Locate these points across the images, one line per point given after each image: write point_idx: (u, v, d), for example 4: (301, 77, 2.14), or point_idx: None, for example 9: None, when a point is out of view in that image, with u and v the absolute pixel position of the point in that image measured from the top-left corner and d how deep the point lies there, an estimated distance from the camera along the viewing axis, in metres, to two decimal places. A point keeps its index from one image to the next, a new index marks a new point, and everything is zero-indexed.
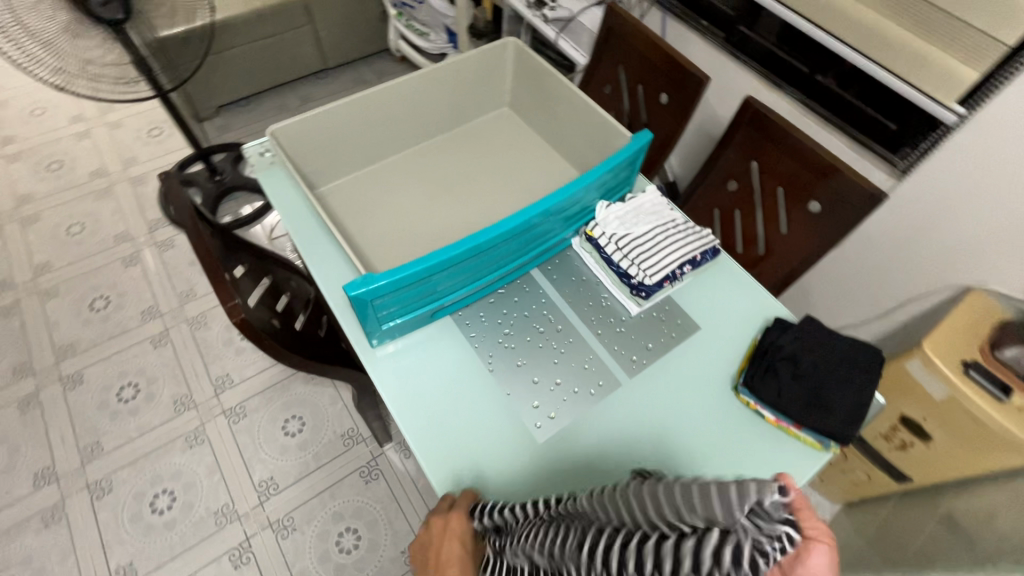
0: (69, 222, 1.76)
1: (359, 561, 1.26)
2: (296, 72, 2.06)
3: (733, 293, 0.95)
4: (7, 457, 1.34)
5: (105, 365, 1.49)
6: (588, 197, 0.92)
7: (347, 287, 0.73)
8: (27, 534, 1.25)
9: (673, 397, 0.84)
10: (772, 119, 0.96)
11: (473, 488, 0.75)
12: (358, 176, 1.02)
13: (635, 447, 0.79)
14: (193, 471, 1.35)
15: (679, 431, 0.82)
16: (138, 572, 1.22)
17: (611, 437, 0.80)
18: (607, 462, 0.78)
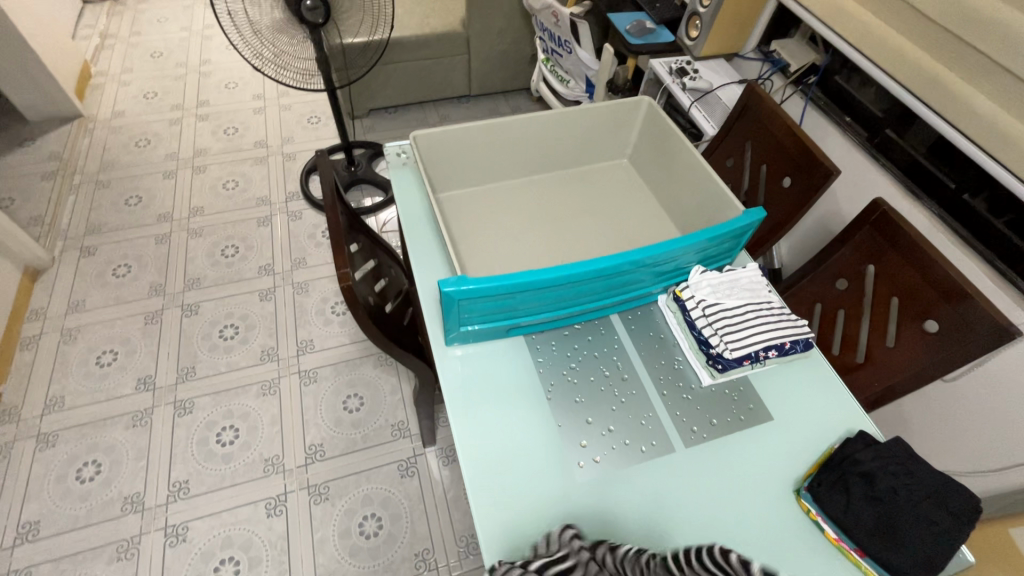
0: (227, 178, 2.05)
1: (374, 548, 1.30)
2: (443, 93, 2.28)
3: (818, 394, 0.89)
4: (124, 357, 1.56)
5: (218, 303, 1.70)
6: (684, 258, 0.92)
7: (440, 283, 0.79)
8: (118, 428, 1.43)
9: (726, 481, 0.80)
10: (901, 226, 0.91)
11: (502, 503, 0.76)
12: (474, 190, 1.11)
13: (674, 519, 0.76)
14: (259, 417, 1.48)
15: (725, 518, 0.77)
16: (190, 491, 1.34)
17: (652, 500, 0.78)
18: (642, 526, 0.76)
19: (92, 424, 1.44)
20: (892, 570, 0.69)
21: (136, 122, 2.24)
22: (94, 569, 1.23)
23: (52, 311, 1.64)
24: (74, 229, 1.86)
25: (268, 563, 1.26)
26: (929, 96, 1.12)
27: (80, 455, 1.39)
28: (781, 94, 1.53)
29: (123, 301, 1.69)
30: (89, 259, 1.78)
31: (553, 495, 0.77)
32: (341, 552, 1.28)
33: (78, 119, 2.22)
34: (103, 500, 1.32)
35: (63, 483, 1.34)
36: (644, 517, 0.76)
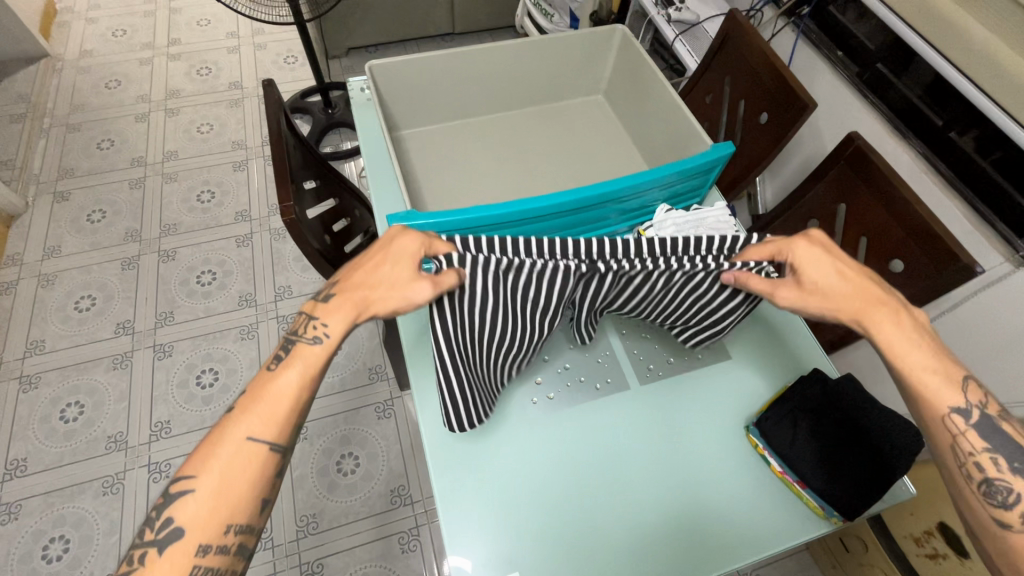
0: (201, 121, 1.99)
1: (351, 485, 1.34)
2: (424, 31, 2.18)
3: (777, 335, 0.89)
4: (102, 303, 1.56)
5: (195, 249, 1.68)
6: (649, 195, 0.90)
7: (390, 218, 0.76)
8: (99, 370, 1.46)
9: (678, 418, 0.81)
10: (874, 161, 0.88)
11: (454, 434, 0.77)
12: (440, 127, 1.07)
13: (624, 453, 0.77)
14: (238, 360, 1.49)
15: (674, 454, 0.78)
16: (172, 431, 1.38)
17: (603, 434, 0.79)
18: (594, 464, 0.76)
19: (73, 367, 1.46)
20: (830, 501, 0.71)
21: (106, 62, 2.15)
22: (81, 503, 1.28)
23: (27, 256, 1.64)
24: (46, 173, 1.82)
25: None
26: (920, 23, 1.04)
27: (63, 396, 1.41)
28: (773, 27, 1.45)
29: (99, 247, 1.67)
30: (62, 204, 1.75)
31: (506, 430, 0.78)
32: (319, 488, 1.33)
33: (45, 59, 2.13)
34: (88, 438, 1.36)
35: (48, 423, 1.38)
36: (595, 454, 0.77)
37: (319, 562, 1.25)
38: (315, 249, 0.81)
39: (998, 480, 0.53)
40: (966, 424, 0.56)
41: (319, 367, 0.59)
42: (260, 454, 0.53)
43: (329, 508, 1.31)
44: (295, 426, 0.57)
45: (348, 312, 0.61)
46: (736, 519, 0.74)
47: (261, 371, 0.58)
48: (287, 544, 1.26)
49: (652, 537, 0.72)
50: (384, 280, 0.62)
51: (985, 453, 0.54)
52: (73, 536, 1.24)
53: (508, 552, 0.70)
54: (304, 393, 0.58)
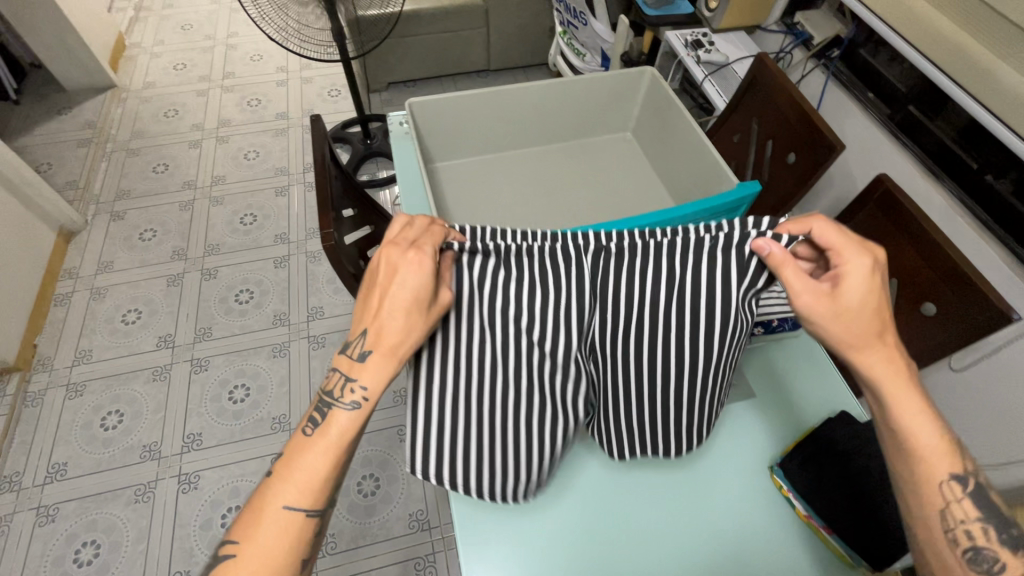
0: (248, 149, 2.11)
1: (371, 506, 1.35)
2: (462, 67, 2.27)
3: (806, 375, 0.88)
4: (147, 316, 1.65)
5: (235, 269, 1.76)
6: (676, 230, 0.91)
7: None
8: (139, 381, 1.53)
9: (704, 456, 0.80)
10: (903, 204, 0.88)
11: None
12: (472, 161, 1.12)
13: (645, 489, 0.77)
14: (269, 377, 1.54)
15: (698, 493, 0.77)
16: (202, 443, 1.43)
17: (623, 467, 0.78)
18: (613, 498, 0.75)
19: (116, 377, 1.53)
20: (858, 550, 0.68)
21: (166, 93, 2.31)
22: (113, 509, 1.32)
23: (83, 271, 1.75)
24: (105, 194, 1.95)
25: None
26: (952, 65, 1.04)
27: (104, 404, 1.48)
28: (802, 69, 1.46)
29: (148, 264, 1.77)
30: (118, 223, 1.87)
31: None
32: (339, 508, 1.34)
33: (112, 90, 2.31)
34: (124, 446, 1.42)
35: (89, 430, 1.44)
36: (614, 486, 0.77)
37: None
38: (350, 274, 0.84)
39: (985, 548, 0.50)
40: (962, 492, 0.52)
41: (359, 427, 0.53)
42: (297, 525, 0.49)
43: (348, 529, 1.32)
44: (332, 488, 0.51)
45: (385, 363, 0.53)
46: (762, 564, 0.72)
47: (298, 438, 0.53)
48: None
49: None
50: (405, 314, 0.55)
51: (977, 523, 0.51)
52: (103, 541, 1.29)
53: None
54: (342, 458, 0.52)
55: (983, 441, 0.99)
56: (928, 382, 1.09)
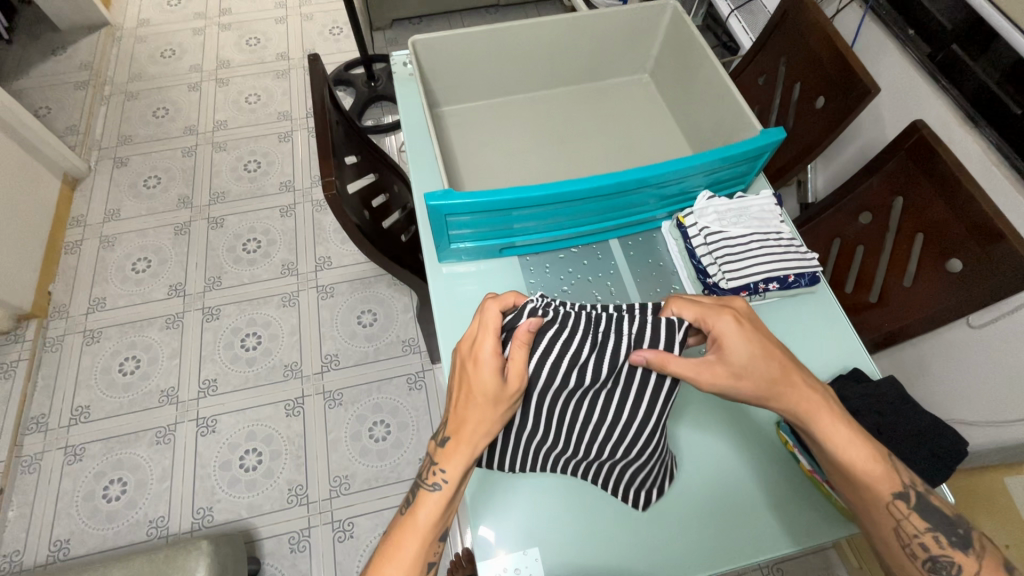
0: (248, 92, 2.04)
1: (382, 450, 1.40)
2: (470, 2, 2.14)
3: (818, 332, 0.86)
4: (157, 265, 1.66)
5: (241, 217, 1.74)
6: (692, 181, 0.86)
7: (428, 196, 0.77)
8: (153, 329, 1.55)
9: (688, 411, 0.82)
10: (938, 152, 0.82)
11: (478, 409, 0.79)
12: (480, 105, 1.06)
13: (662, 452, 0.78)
14: (279, 325, 1.56)
15: (681, 448, 0.79)
16: (218, 388, 1.46)
17: None
18: None
19: (130, 324, 1.56)
20: None
21: (161, 32, 2.22)
22: (137, 449, 1.38)
23: (91, 218, 1.74)
24: (107, 139, 1.92)
25: (286, 455, 1.38)
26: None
27: (121, 350, 1.52)
28: (838, 4, 1.38)
29: (154, 211, 1.76)
30: (122, 169, 1.85)
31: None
32: (352, 452, 1.39)
33: (106, 28, 2.22)
34: (143, 391, 1.46)
35: (108, 374, 1.49)
36: None
37: (349, 522, 1.31)
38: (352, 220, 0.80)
39: (943, 557, 0.59)
40: (908, 508, 0.61)
41: (440, 512, 0.60)
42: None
43: (361, 471, 1.37)
44: (423, 559, 0.58)
45: (464, 453, 0.60)
46: (758, 525, 0.75)
47: (398, 521, 0.61)
48: (321, 501, 1.33)
49: (672, 544, 0.73)
50: (480, 384, 0.59)
51: (928, 534, 0.60)
52: (130, 479, 1.35)
53: (537, 552, 0.72)
54: (429, 531, 0.59)
55: (990, 395, 0.98)
56: (943, 339, 1.06)
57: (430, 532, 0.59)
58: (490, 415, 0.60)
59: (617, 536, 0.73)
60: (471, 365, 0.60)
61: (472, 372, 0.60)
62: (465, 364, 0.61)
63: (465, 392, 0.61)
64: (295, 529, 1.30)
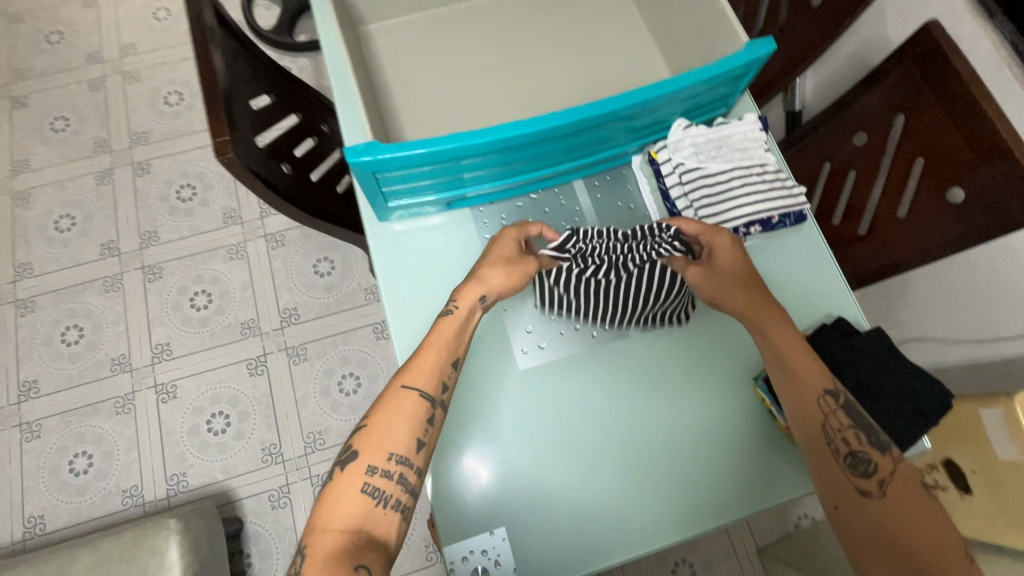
0: (155, 5, 1.73)
1: (354, 403, 1.36)
2: None
3: (803, 277, 0.78)
4: (83, 222, 1.49)
5: (169, 161, 1.55)
6: (666, 109, 0.73)
7: (349, 153, 0.64)
8: (92, 293, 1.43)
9: (662, 370, 0.76)
10: (950, 60, 0.70)
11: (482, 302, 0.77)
12: (414, 20, 0.88)
13: (632, 412, 0.74)
14: (230, 281, 1.45)
15: (654, 405, 0.74)
16: (173, 352, 1.38)
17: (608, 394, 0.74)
18: (598, 430, 0.73)
19: (65, 290, 1.43)
20: None
21: None
22: (97, 421, 1.33)
23: None
24: None
25: (255, 416, 1.34)
26: None
27: (60, 319, 1.41)
28: None
29: (69, 159, 1.55)
30: (21, 111, 1.60)
31: (492, 397, 0.74)
32: (323, 407, 1.35)
33: None
34: (92, 360, 1.37)
35: (51, 346, 1.39)
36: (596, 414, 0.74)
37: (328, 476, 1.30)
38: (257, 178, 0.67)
39: (860, 452, 0.61)
40: (836, 404, 0.63)
41: (451, 341, 0.68)
42: (411, 399, 0.63)
43: (334, 425, 1.34)
44: (439, 375, 0.65)
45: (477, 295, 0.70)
46: (732, 479, 0.72)
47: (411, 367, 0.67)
48: (297, 458, 1.31)
49: (645, 504, 0.71)
50: (496, 248, 0.73)
51: (852, 429, 0.62)
52: (94, 452, 1.31)
53: (503, 531, 0.69)
54: (446, 356, 0.66)
55: (974, 320, 0.94)
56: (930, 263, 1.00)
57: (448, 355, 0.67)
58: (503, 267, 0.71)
59: (591, 503, 0.71)
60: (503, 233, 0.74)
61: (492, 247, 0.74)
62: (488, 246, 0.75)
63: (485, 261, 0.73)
64: (273, 487, 1.29)
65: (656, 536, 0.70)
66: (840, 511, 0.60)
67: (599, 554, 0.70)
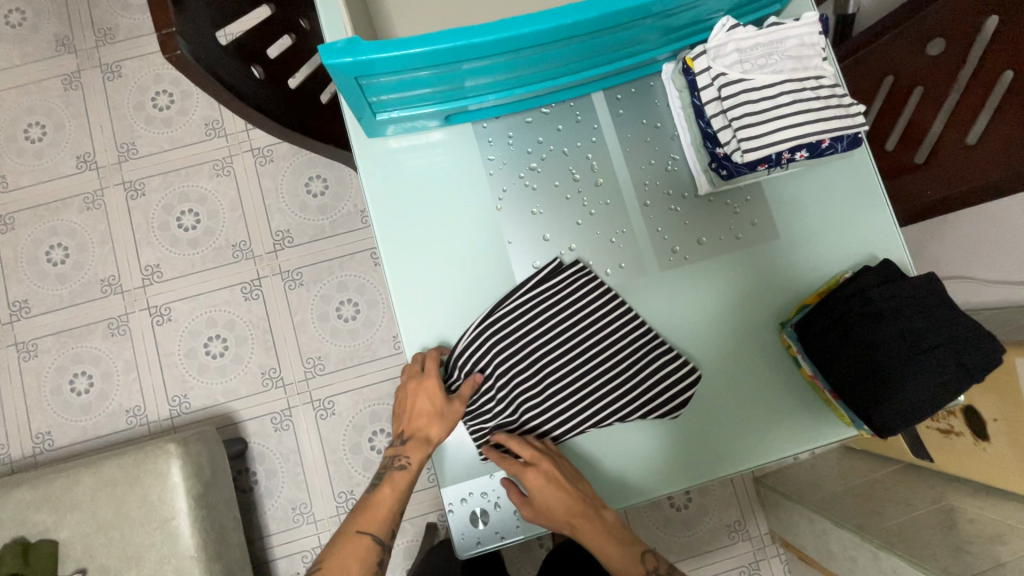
0: None
1: (354, 330, 1.32)
2: None
3: (844, 214, 0.70)
4: (53, 131, 1.38)
5: (141, 63, 1.40)
6: (709, 4, 0.60)
7: (323, 52, 0.53)
8: (73, 211, 1.35)
9: (685, 314, 0.70)
10: None
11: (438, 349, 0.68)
12: None
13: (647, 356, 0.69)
14: (218, 200, 1.36)
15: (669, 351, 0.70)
16: (163, 275, 1.33)
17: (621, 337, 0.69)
18: None
19: (44, 207, 1.35)
20: (862, 416, 0.62)
21: None
22: (94, 343, 1.30)
23: None
24: None
25: (253, 340, 1.31)
26: None
27: (43, 238, 1.34)
28: None
29: (30, 59, 1.40)
30: None
31: None
32: (321, 333, 1.32)
33: None
34: (81, 282, 1.33)
35: (37, 265, 1.33)
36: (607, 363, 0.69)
37: (329, 401, 1.29)
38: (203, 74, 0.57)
39: None
40: None
41: (399, 492, 0.67)
42: (369, 542, 0.63)
43: (333, 351, 1.31)
44: (393, 517, 0.66)
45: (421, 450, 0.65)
46: (746, 428, 0.69)
47: (366, 499, 0.67)
48: (297, 383, 1.30)
49: (650, 452, 0.68)
50: (425, 407, 0.66)
51: None
52: (94, 372, 1.30)
53: (504, 474, 0.68)
54: (394, 506, 0.66)
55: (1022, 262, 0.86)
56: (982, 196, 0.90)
57: (400, 503, 0.67)
58: (439, 427, 0.65)
59: (601, 448, 0.68)
60: (421, 381, 0.66)
61: (414, 406, 0.66)
62: (412, 396, 0.66)
63: (417, 411, 0.66)
64: (275, 411, 1.29)
65: (667, 481, 0.68)
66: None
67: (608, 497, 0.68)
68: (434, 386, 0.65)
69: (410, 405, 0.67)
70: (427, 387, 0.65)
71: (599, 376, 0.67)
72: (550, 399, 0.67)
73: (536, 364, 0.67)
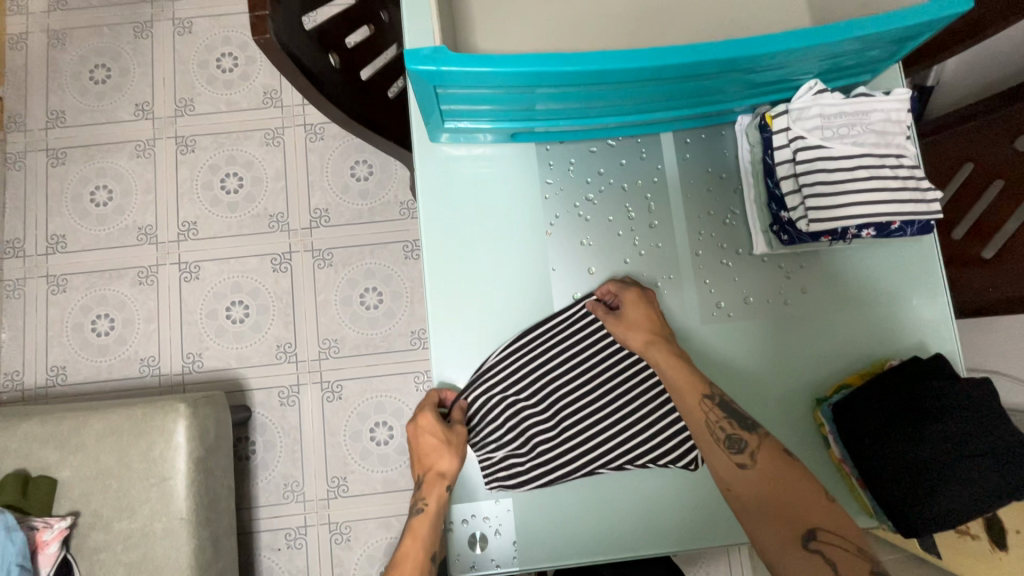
0: None
1: (374, 319, 1.32)
2: None
3: (897, 298, 0.68)
4: (118, 76, 1.40)
5: (213, 22, 1.42)
6: (800, 66, 0.59)
7: (408, 57, 0.52)
8: (123, 156, 1.37)
9: (717, 374, 0.68)
10: None
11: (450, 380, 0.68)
12: None
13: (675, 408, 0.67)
14: (263, 168, 1.37)
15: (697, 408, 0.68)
16: (199, 232, 1.34)
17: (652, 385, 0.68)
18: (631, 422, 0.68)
19: (97, 148, 1.38)
20: (885, 509, 0.60)
21: None
22: (120, 288, 1.32)
23: (33, 5, 1.42)
24: None
25: (274, 312, 1.32)
26: None
27: (90, 177, 1.37)
28: None
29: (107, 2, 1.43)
30: None
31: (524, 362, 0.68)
32: (342, 316, 1.32)
33: None
34: (120, 226, 1.35)
35: (80, 203, 1.36)
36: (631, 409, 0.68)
37: (337, 384, 1.29)
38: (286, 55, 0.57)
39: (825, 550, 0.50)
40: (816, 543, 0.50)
41: (427, 539, 0.63)
42: None
43: (351, 336, 1.31)
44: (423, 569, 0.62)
45: (434, 488, 0.65)
46: None
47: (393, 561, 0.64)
48: (309, 361, 1.30)
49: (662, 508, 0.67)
50: (427, 443, 0.66)
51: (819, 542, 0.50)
52: (116, 316, 1.32)
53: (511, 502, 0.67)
54: (423, 554, 0.63)
55: None
56: None
57: (428, 549, 0.63)
58: (446, 458, 0.65)
59: (610, 494, 0.67)
60: (417, 420, 0.66)
61: (419, 445, 0.67)
62: (413, 437, 0.67)
63: (421, 450, 0.66)
64: (284, 385, 1.30)
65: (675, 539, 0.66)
66: (733, 495, 0.56)
67: (609, 543, 0.66)
68: (430, 420, 0.66)
69: (417, 445, 0.67)
70: (424, 420, 0.66)
71: (619, 416, 0.67)
72: (565, 435, 0.66)
73: (548, 396, 0.67)
